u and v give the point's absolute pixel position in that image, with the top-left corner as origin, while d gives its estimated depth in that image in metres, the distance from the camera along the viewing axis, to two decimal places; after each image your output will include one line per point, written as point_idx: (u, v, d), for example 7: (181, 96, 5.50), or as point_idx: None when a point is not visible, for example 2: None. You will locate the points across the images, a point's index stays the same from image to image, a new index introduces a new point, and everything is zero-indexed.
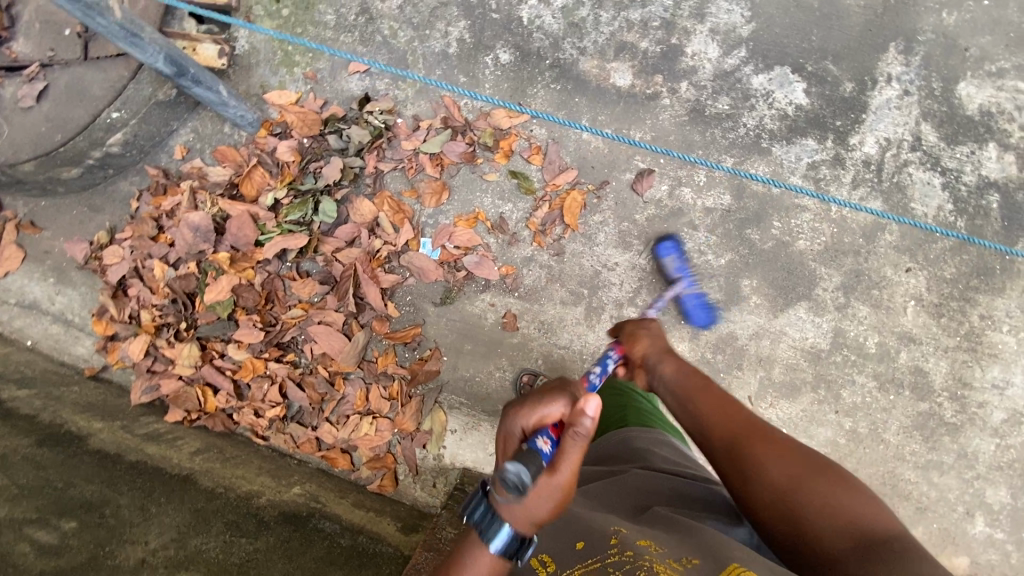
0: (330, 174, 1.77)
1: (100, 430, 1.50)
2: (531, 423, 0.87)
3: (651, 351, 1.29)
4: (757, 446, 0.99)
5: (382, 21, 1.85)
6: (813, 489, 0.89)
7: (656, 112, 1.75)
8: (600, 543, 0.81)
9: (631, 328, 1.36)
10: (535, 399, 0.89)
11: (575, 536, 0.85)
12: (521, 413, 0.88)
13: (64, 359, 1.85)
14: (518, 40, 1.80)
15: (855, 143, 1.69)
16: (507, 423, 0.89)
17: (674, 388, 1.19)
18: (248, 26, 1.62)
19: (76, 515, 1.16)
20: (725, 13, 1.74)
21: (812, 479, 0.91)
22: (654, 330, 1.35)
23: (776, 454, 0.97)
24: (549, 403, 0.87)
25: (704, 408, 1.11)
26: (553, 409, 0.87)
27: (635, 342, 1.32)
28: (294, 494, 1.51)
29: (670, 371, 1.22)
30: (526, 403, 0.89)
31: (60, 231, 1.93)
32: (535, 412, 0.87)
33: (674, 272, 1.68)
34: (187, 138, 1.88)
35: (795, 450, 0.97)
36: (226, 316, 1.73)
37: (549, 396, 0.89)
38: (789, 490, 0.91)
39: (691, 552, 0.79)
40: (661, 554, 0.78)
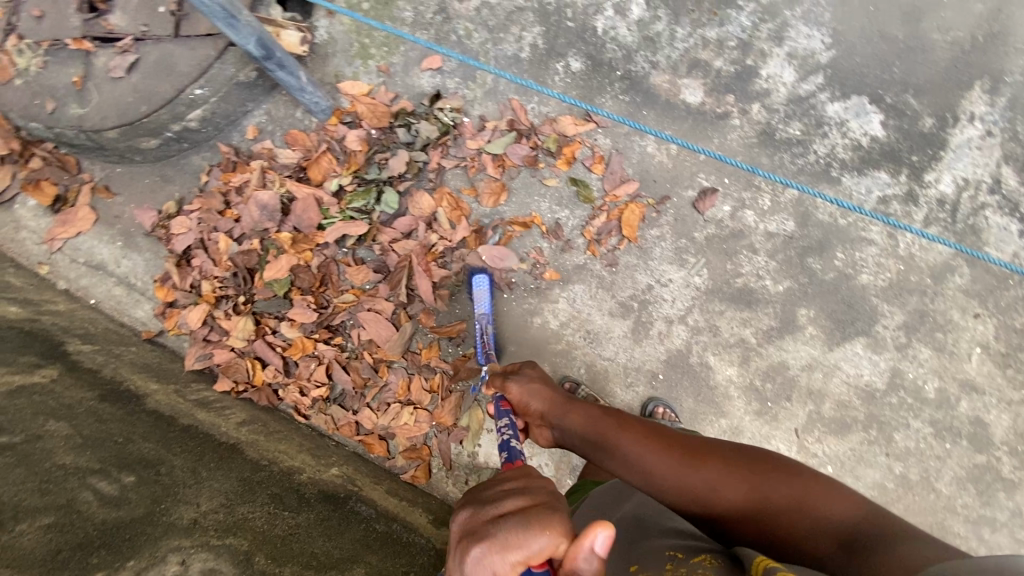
0: (396, 167, 1.80)
1: (156, 391, 1.56)
2: (516, 563, 0.67)
3: (550, 405, 1.26)
4: (700, 468, 1.10)
5: (458, 21, 1.89)
6: (771, 493, 1.04)
7: (725, 131, 1.73)
8: (652, 565, 0.86)
9: (517, 391, 1.27)
10: (515, 532, 0.68)
11: (627, 562, 0.90)
12: (497, 549, 0.68)
13: (124, 320, 1.92)
14: (591, 49, 1.81)
15: (931, 180, 1.64)
16: (485, 565, 0.68)
17: (591, 436, 1.21)
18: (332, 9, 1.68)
19: (134, 469, 1.19)
20: (805, 39, 1.72)
21: (768, 486, 1.05)
22: (539, 377, 1.30)
23: (724, 475, 1.08)
24: (540, 538, 0.66)
25: (636, 450, 1.15)
26: (542, 544, 0.66)
27: (528, 399, 1.26)
28: (333, 475, 1.54)
29: (580, 419, 1.23)
30: (501, 536, 0.68)
31: (132, 198, 2.01)
32: (518, 551, 0.66)
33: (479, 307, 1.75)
34: (260, 120, 1.95)
35: (733, 455, 1.11)
36: (282, 295, 1.77)
37: (531, 528, 0.67)
38: (759, 505, 1.04)
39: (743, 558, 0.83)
40: (717, 566, 0.83)
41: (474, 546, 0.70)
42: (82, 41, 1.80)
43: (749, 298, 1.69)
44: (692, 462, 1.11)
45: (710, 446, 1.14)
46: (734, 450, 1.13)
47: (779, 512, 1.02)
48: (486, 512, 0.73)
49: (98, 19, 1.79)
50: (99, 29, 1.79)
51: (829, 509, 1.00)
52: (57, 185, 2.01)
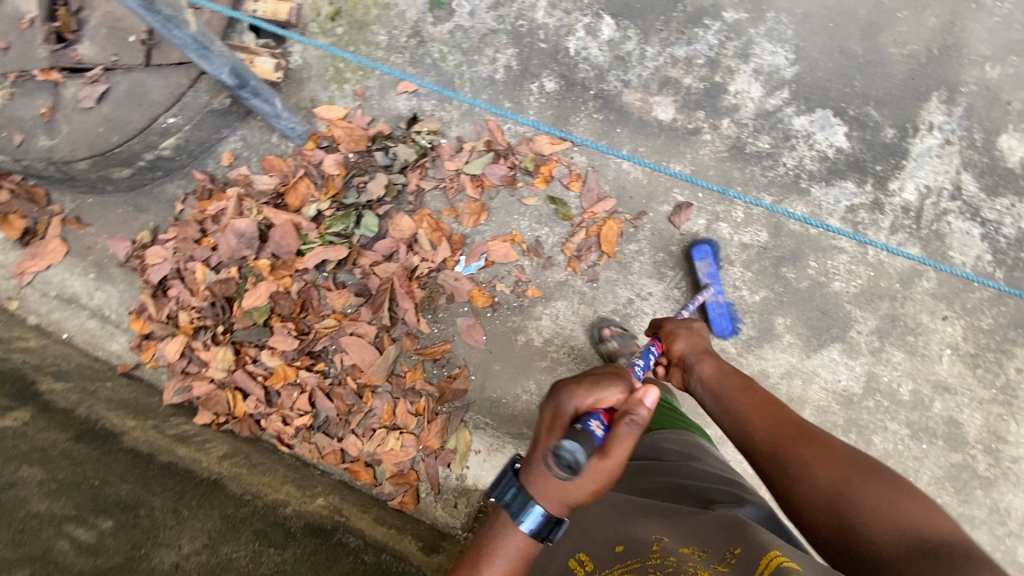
0: (374, 190, 1.80)
1: (133, 428, 1.52)
2: (586, 402, 0.91)
3: (692, 349, 1.37)
4: (800, 447, 1.02)
5: (433, 44, 1.91)
6: (857, 490, 0.90)
7: (696, 147, 1.77)
8: (639, 549, 0.90)
9: (670, 329, 1.44)
10: (591, 380, 0.93)
11: (615, 541, 0.95)
12: (575, 390, 0.92)
13: (98, 354, 1.88)
14: (564, 70, 1.85)
15: (895, 189, 1.69)
16: (562, 400, 0.93)
17: (716, 388, 1.27)
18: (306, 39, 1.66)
19: (112, 513, 1.17)
20: (769, 55, 1.77)
21: (856, 487, 0.90)
22: (693, 329, 1.43)
23: (819, 459, 0.98)
24: (605, 387, 0.92)
25: (745, 410, 1.17)
26: (610, 395, 0.91)
27: (673, 339, 1.41)
28: (319, 506, 1.51)
29: (714, 372, 1.30)
30: (581, 382, 0.94)
31: (105, 229, 1.98)
32: (591, 394, 0.91)
33: (704, 277, 1.70)
34: (235, 146, 1.93)
35: (838, 454, 0.98)
36: (262, 322, 1.75)
37: (603, 382, 0.93)
38: (837, 497, 0.91)
39: (732, 545, 0.85)
40: (704, 558, 0.84)
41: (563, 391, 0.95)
42: (50, 71, 1.75)
43: (727, 309, 1.72)
44: (792, 439, 1.04)
45: (822, 438, 1.03)
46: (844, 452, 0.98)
47: (854, 508, 0.88)
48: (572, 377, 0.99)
49: (66, 50, 1.75)
50: (67, 59, 1.75)
51: (923, 526, 0.80)
52: (25, 218, 1.97)
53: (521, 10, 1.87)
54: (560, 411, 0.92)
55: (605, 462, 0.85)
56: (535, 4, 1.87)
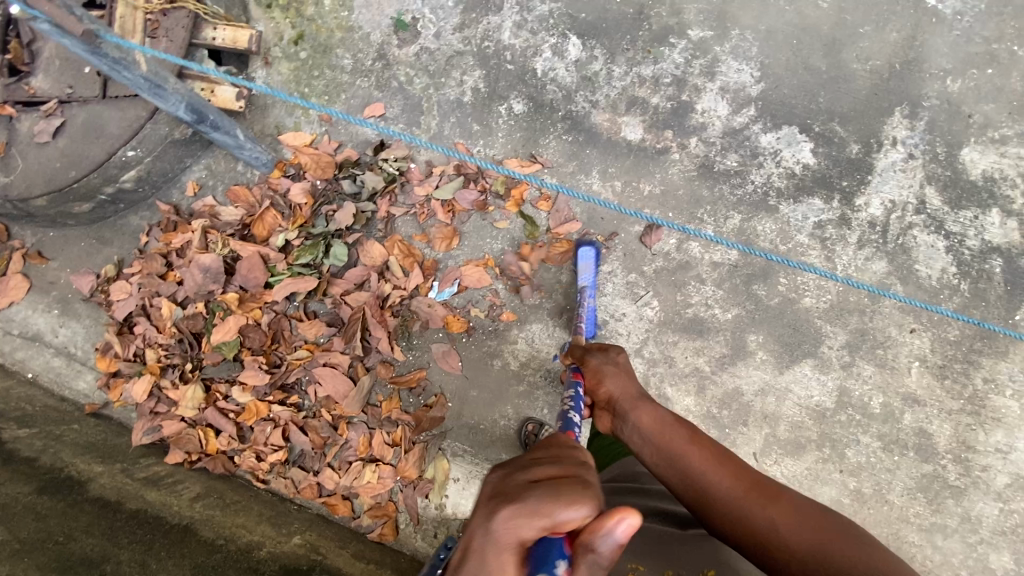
0: (343, 220, 1.77)
1: (100, 474, 1.48)
2: (540, 531, 0.58)
3: (624, 393, 1.24)
4: (765, 505, 0.95)
5: (398, 67, 1.88)
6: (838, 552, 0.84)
7: (665, 166, 1.78)
8: (617, 572, 0.95)
9: (596, 365, 1.33)
10: (548, 497, 0.60)
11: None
12: (524, 510, 0.60)
13: (65, 394, 1.83)
14: (532, 91, 1.84)
15: (861, 204, 1.71)
16: (499, 529, 0.60)
17: (658, 437, 1.12)
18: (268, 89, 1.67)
19: (76, 571, 1.13)
20: (735, 73, 1.78)
21: (831, 544, 0.86)
22: (620, 364, 1.32)
23: (787, 517, 0.92)
24: (570, 507, 0.59)
25: (698, 464, 1.04)
26: (571, 515, 0.59)
27: (602, 380, 1.29)
28: (295, 545, 1.49)
29: (653, 420, 1.16)
30: (532, 500, 0.60)
31: (68, 263, 1.92)
32: (546, 517, 0.59)
33: (581, 280, 1.71)
34: (200, 175, 1.89)
35: (808, 513, 0.93)
36: (231, 357, 1.72)
37: (559, 496, 0.60)
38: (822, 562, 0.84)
39: (704, 566, 0.94)
40: None
41: (501, 507, 0.62)
42: (4, 106, 1.71)
43: (700, 328, 1.72)
44: (756, 497, 0.97)
45: (785, 495, 0.97)
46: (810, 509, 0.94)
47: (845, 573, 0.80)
48: (514, 478, 0.66)
49: (20, 83, 1.70)
50: (20, 93, 1.70)
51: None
52: None
53: (487, 31, 1.86)
54: (503, 545, 0.59)
55: None
56: (501, 25, 1.85)
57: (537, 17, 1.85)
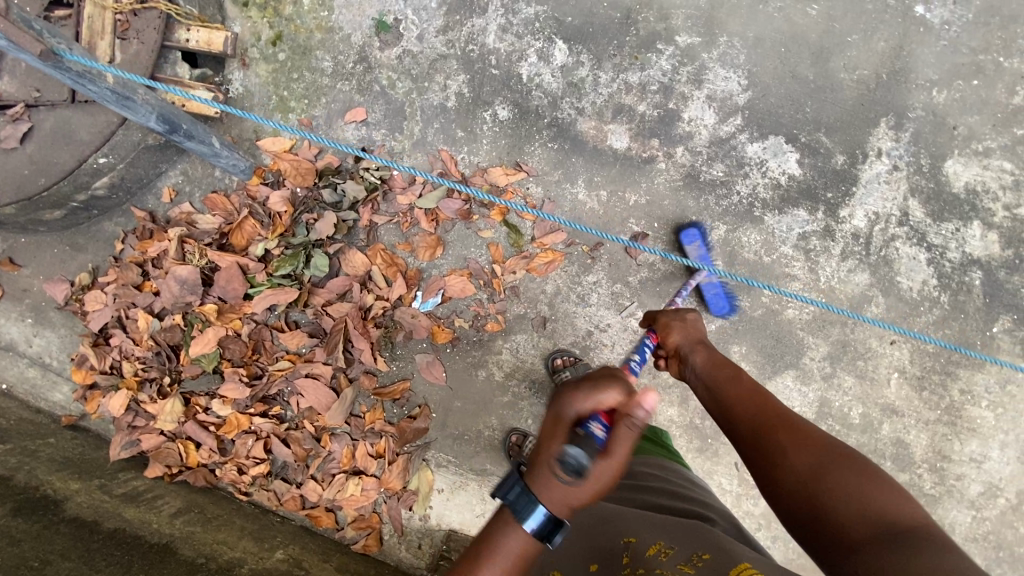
0: (323, 229, 1.74)
1: (77, 492, 1.46)
2: (589, 407, 0.85)
3: (686, 340, 1.26)
4: (780, 433, 0.99)
5: (380, 70, 1.83)
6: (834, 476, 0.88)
7: (651, 176, 1.76)
8: (613, 562, 0.90)
9: (667, 319, 1.31)
10: (591, 384, 0.86)
11: (589, 558, 0.93)
12: (577, 395, 0.86)
13: (40, 405, 1.80)
14: (517, 97, 1.80)
15: (845, 216, 1.72)
16: (561, 405, 0.87)
17: (711, 380, 1.16)
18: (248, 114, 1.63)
19: None
20: (722, 81, 1.76)
21: (829, 471, 0.89)
22: (690, 321, 1.29)
23: (796, 445, 0.96)
24: (607, 389, 0.86)
25: (736, 398, 1.10)
26: (609, 396, 0.85)
27: (666, 332, 1.29)
28: (277, 561, 1.48)
29: (709, 365, 1.19)
30: (581, 385, 0.87)
31: (40, 270, 1.87)
32: (590, 396, 0.85)
33: (697, 259, 1.69)
34: (176, 180, 1.84)
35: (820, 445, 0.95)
36: (211, 369, 1.70)
37: (603, 383, 0.86)
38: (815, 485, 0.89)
39: (701, 549, 0.87)
40: (671, 559, 0.85)
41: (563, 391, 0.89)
42: None
43: None
44: (776, 425, 1.00)
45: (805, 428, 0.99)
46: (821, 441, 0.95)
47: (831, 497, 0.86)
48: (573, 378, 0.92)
49: None
50: None
51: (887, 515, 0.82)
52: None
53: (471, 34, 1.81)
54: (562, 421, 0.86)
55: (606, 467, 0.81)
56: (486, 28, 1.81)
57: (522, 20, 1.80)
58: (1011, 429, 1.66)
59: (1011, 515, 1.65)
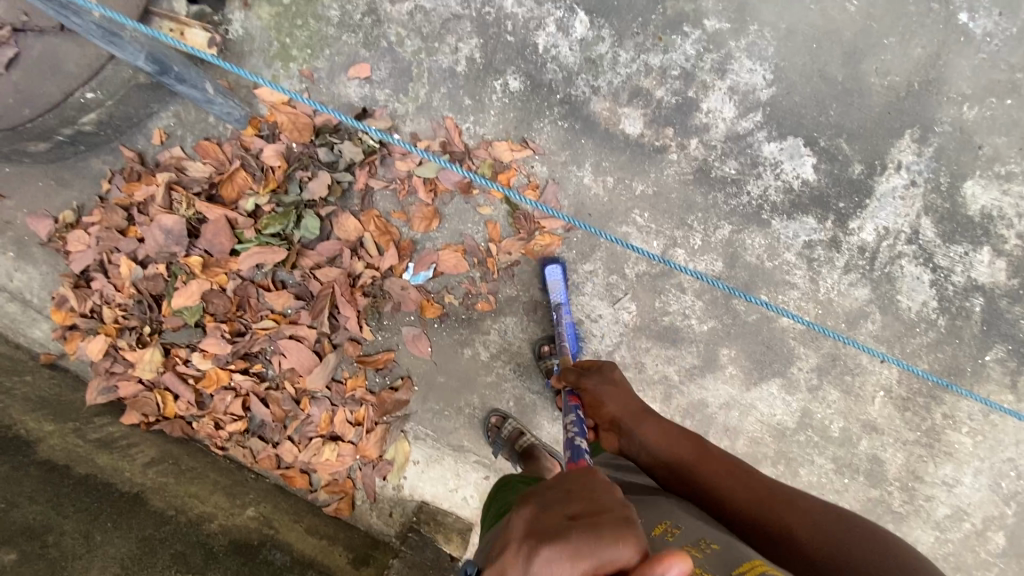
0: (317, 190, 1.68)
1: (50, 434, 1.45)
2: (584, 573, 0.58)
3: (625, 411, 1.19)
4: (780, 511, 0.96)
5: (390, 25, 1.73)
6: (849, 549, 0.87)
7: (661, 166, 1.69)
8: None
9: (592, 387, 1.25)
10: (591, 537, 0.59)
11: None
12: (568, 555, 0.59)
13: (20, 341, 1.77)
14: (530, 68, 1.71)
15: (854, 228, 1.67)
16: (539, 571, 0.59)
17: (668, 451, 1.10)
18: (235, 67, 1.52)
19: (16, 544, 1.12)
20: (747, 73, 1.68)
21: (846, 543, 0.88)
22: (617, 382, 1.26)
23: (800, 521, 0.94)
24: (618, 547, 0.58)
25: (712, 478, 1.04)
26: (617, 556, 0.58)
27: (604, 399, 1.22)
28: (247, 518, 1.50)
29: (655, 433, 1.13)
30: (575, 539, 0.59)
31: (23, 202, 1.81)
32: (590, 560, 0.58)
33: (554, 296, 1.67)
34: (168, 122, 1.77)
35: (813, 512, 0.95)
36: (193, 323, 1.68)
37: (605, 538, 0.59)
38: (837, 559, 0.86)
39: (708, 536, 0.83)
40: (677, 540, 0.82)
41: (540, 543, 0.61)
42: None
43: (674, 336, 1.70)
44: (767, 505, 0.98)
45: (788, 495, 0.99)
46: (810, 505, 0.96)
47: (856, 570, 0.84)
48: (551, 509, 0.65)
49: None
50: None
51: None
52: None
53: None
54: None
55: None
56: None
57: None
58: (987, 457, 1.67)
59: (973, 539, 1.68)
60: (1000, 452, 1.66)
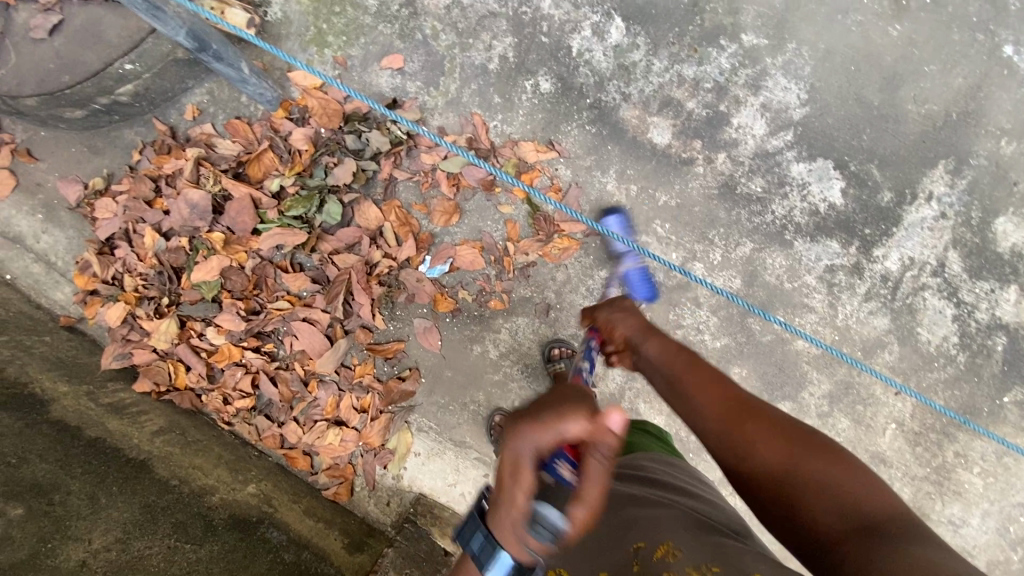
0: (342, 176, 1.70)
1: (64, 395, 1.48)
2: (552, 442, 0.72)
3: (636, 330, 1.18)
4: (746, 421, 0.93)
5: (426, 18, 1.75)
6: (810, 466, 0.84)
7: (686, 179, 1.68)
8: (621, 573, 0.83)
9: (604, 317, 1.24)
10: (550, 416, 0.73)
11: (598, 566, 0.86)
12: (536, 431, 0.72)
13: (41, 302, 1.81)
14: (562, 71, 1.72)
15: (879, 256, 1.64)
16: (517, 445, 0.73)
17: (666, 366, 1.08)
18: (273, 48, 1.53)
19: (23, 499, 1.14)
20: (781, 91, 1.66)
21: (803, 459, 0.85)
22: (629, 308, 1.24)
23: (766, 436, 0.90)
24: (571, 419, 0.72)
25: (694, 387, 1.02)
26: (572, 427, 0.72)
27: (614, 322, 1.22)
28: (248, 494, 1.51)
29: (658, 348, 1.12)
30: (540, 419, 0.73)
31: (56, 167, 1.85)
32: (552, 433, 0.72)
33: (617, 251, 1.66)
34: (201, 99, 1.79)
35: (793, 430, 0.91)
36: (210, 298, 1.70)
37: (562, 411, 0.74)
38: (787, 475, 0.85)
39: (710, 558, 0.79)
40: (679, 563, 0.79)
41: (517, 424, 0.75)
42: None
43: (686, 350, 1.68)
44: (737, 414, 0.95)
45: (771, 412, 0.95)
46: (778, 416, 0.93)
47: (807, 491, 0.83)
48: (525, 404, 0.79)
49: None
50: None
51: (864, 505, 0.79)
52: None
53: None
54: (526, 457, 0.73)
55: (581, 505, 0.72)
56: None
57: None
58: (997, 500, 1.63)
59: None
60: (1010, 496, 1.63)
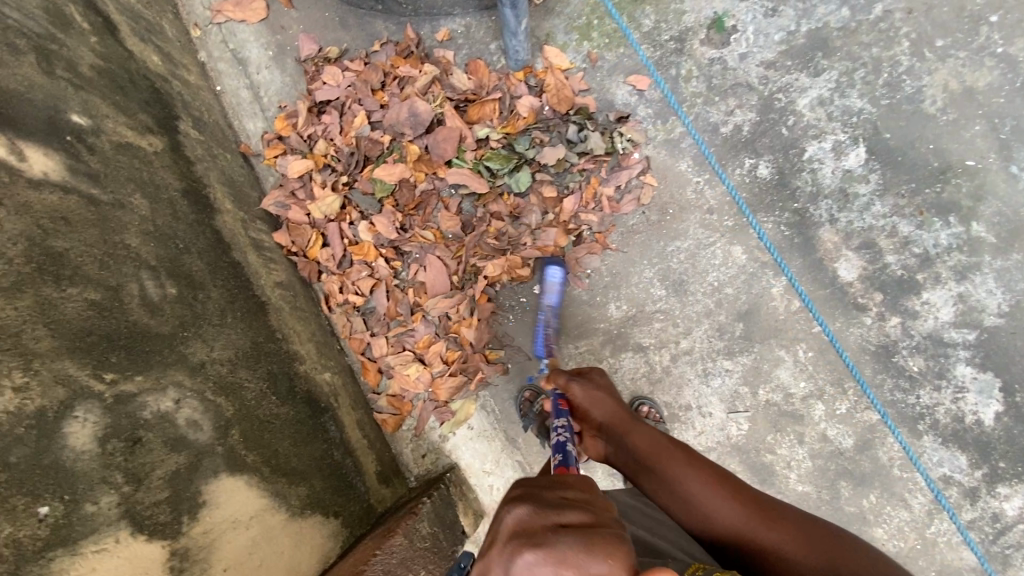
0: (546, 155, 1.74)
1: (228, 212, 1.57)
2: None
3: (613, 417, 1.26)
4: (761, 524, 1.03)
5: (686, 59, 1.79)
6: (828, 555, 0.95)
7: (851, 321, 1.66)
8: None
9: (580, 393, 1.31)
10: (574, 550, 0.62)
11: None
12: (552, 561, 0.62)
13: (233, 123, 1.92)
14: (786, 166, 1.72)
15: (1000, 494, 1.57)
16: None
17: (653, 458, 1.17)
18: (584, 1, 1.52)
19: (179, 282, 1.20)
20: (984, 291, 1.61)
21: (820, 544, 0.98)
22: (603, 385, 1.32)
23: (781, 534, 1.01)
24: (597, 561, 0.61)
25: (693, 488, 1.11)
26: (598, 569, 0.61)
27: (588, 407, 1.29)
28: (324, 380, 1.55)
29: (645, 440, 1.20)
30: (564, 547, 0.63)
31: (303, 19, 1.95)
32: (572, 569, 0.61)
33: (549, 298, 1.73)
34: (456, 28, 1.87)
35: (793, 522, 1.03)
36: (378, 197, 1.78)
37: (588, 547, 0.62)
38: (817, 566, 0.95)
39: None
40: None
41: (525, 549, 0.64)
42: None
43: (767, 477, 1.67)
44: (750, 516, 1.05)
45: (775, 504, 1.07)
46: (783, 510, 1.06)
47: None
48: (544, 515, 0.68)
49: None
50: None
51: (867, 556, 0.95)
52: None
53: (789, 86, 1.74)
54: None
55: None
56: (806, 89, 1.74)
57: (844, 106, 1.72)
58: None
59: None
60: None
